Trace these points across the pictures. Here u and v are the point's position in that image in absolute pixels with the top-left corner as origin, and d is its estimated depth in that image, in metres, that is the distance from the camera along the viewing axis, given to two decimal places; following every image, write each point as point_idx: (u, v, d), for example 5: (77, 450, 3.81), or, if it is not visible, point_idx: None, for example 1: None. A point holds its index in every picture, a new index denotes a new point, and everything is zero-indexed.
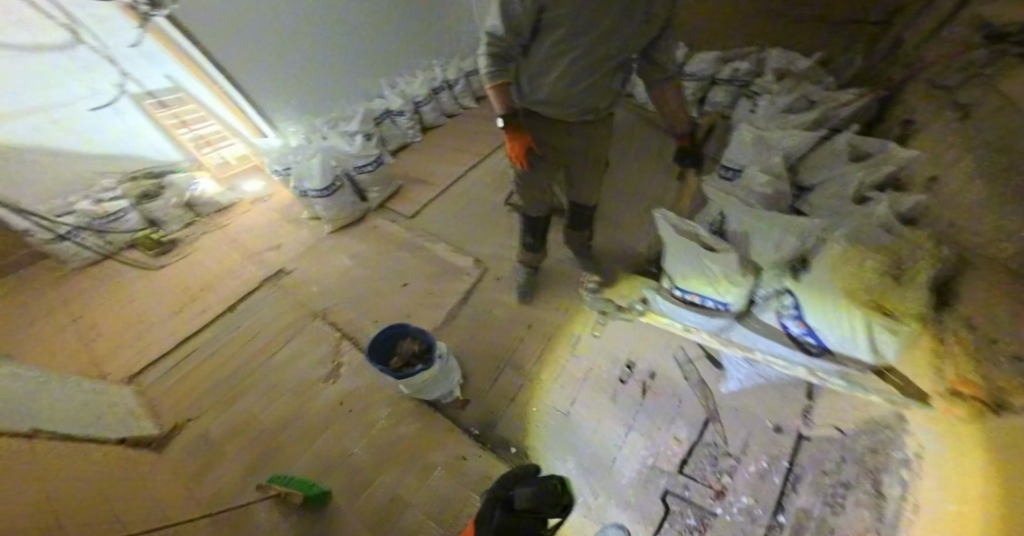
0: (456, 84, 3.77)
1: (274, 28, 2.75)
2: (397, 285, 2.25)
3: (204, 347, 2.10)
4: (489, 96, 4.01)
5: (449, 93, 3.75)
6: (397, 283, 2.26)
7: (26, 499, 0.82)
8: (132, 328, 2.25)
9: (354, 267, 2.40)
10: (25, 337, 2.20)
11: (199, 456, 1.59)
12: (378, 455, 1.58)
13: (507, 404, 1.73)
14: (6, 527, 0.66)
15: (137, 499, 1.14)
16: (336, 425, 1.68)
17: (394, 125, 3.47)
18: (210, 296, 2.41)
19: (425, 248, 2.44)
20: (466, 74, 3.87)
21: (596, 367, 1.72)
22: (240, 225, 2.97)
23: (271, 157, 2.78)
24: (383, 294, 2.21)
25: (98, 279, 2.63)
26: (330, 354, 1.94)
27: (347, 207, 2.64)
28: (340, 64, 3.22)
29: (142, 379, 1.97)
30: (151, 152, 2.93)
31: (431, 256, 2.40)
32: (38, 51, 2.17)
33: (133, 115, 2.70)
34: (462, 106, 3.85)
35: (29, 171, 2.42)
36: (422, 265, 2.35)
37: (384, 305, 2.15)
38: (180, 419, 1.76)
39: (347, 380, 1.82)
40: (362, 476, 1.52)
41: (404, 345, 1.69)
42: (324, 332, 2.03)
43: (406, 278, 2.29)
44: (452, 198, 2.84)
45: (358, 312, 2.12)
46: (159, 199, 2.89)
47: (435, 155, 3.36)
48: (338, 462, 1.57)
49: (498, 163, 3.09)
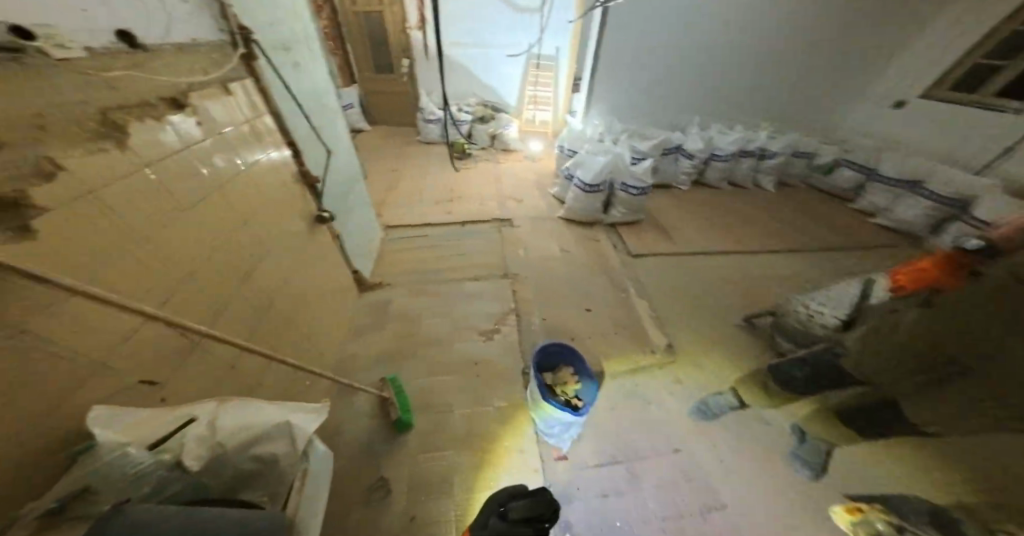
0: (769, 158, 3.39)
1: (650, 44, 3.19)
2: (585, 303, 2.09)
3: (429, 237, 2.49)
4: (794, 192, 3.49)
5: (754, 162, 3.41)
6: (587, 301, 2.11)
7: (219, 274, 1.02)
8: (410, 194, 2.94)
9: (561, 260, 2.39)
10: (373, 168, 3.27)
11: (371, 315, 1.89)
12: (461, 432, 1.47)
13: (597, 499, 1.33)
14: (131, 279, 0.75)
15: (305, 326, 1.43)
16: (454, 375, 1.66)
17: (674, 163, 3.37)
18: (456, 204, 2.84)
19: (632, 293, 2.19)
20: (792, 153, 3.47)
21: None
22: (506, 168, 3.41)
23: (567, 134, 3.06)
24: (570, 300, 2.10)
25: (416, 153, 3.59)
26: (498, 312, 1.96)
27: (591, 208, 2.66)
28: (676, 88, 3.46)
29: (389, 231, 2.51)
30: (504, 95, 4.01)
31: (632, 303, 2.14)
32: (516, 11, 3.42)
33: (518, 68, 3.79)
34: (756, 181, 3.51)
35: (454, 76, 3.87)
36: (619, 304, 2.12)
37: (567, 310, 2.04)
38: (386, 278, 2.13)
39: (492, 347, 1.79)
40: (438, 438, 1.44)
41: (563, 373, 1.55)
42: (505, 294, 2.07)
43: (599, 304, 2.11)
44: (687, 266, 2.47)
45: (540, 299, 2.08)
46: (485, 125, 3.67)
47: (694, 215, 3.03)
48: (433, 408, 1.53)
49: (763, 267, 2.50)
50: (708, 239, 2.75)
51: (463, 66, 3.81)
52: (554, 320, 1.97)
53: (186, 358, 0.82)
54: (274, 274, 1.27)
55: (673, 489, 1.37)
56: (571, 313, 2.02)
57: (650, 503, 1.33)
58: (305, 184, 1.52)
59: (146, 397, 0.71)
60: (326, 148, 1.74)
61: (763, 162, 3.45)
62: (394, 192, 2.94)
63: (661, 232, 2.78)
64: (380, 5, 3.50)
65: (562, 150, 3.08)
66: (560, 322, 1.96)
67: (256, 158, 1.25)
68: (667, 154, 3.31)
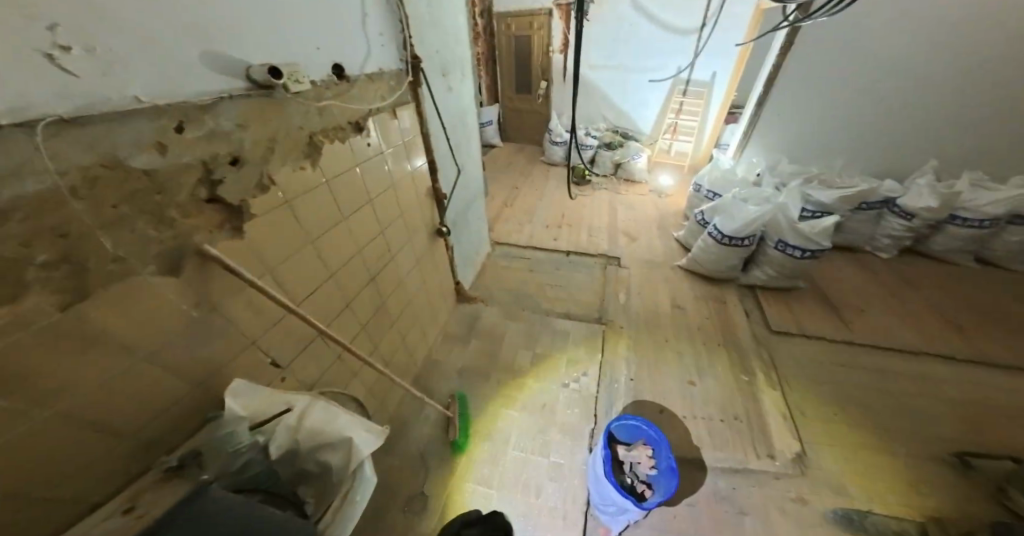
0: None
1: (859, 66, 2.38)
2: (689, 375, 1.74)
3: (530, 260, 2.53)
4: None
5: None
6: (692, 374, 1.75)
7: (363, 275, 1.23)
8: (524, 214, 3.06)
9: (667, 316, 2.08)
10: (499, 184, 3.54)
11: (461, 327, 2.03)
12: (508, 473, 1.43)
13: None
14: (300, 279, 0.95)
15: (405, 328, 1.61)
16: (518, 411, 1.63)
17: (873, 221, 2.50)
18: (566, 231, 2.81)
19: (755, 378, 1.72)
20: None
21: None
22: (628, 199, 3.19)
23: (714, 172, 2.60)
24: (670, 368, 1.79)
25: (541, 174, 3.72)
26: (581, 361, 1.82)
27: (724, 266, 2.22)
28: (888, 126, 2.50)
29: (496, 247, 2.67)
30: (640, 122, 3.77)
31: (758, 393, 1.66)
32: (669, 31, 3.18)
33: (661, 93, 3.51)
34: None
35: (590, 101, 3.83)
36: (736, 389, 1.68)
37: (663, 378, 1.74)
38: (484, 295, 2.25)
39: (562, 393, 1.67)
40: (485, 470, 1.44)
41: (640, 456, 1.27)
42: (590, 341, 1.92)
43: (707, 381, 1.72)
44: (859, 361, 1.78)
45: (630, 354, 1.85)
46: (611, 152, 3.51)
47: (889, 293, 2.19)
48: (490, 438, 1.55)
49: (1015, 398, 1.60)
50: (910, 335, 1.91)
51: (601, 92, 3.74)
52: (644, 385, 1.71)
53: (303, 346, 1.04)
54: (396, 280, 1.46)
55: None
56: (668, 384, 1.71)
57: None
58: (435, 200, 1.64)
59: (270, 373, 0.95)
60: (457, 166, 1.88)
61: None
62: (510, 211, 3.10)
63: (826, 311, 2.09)
64: (532, 29, 3.77)
65: (699, 190, 2.66)
66: (652, 390, 1.68)
67: (404, 174, 1.38)
68: (865, 210, 2.46)
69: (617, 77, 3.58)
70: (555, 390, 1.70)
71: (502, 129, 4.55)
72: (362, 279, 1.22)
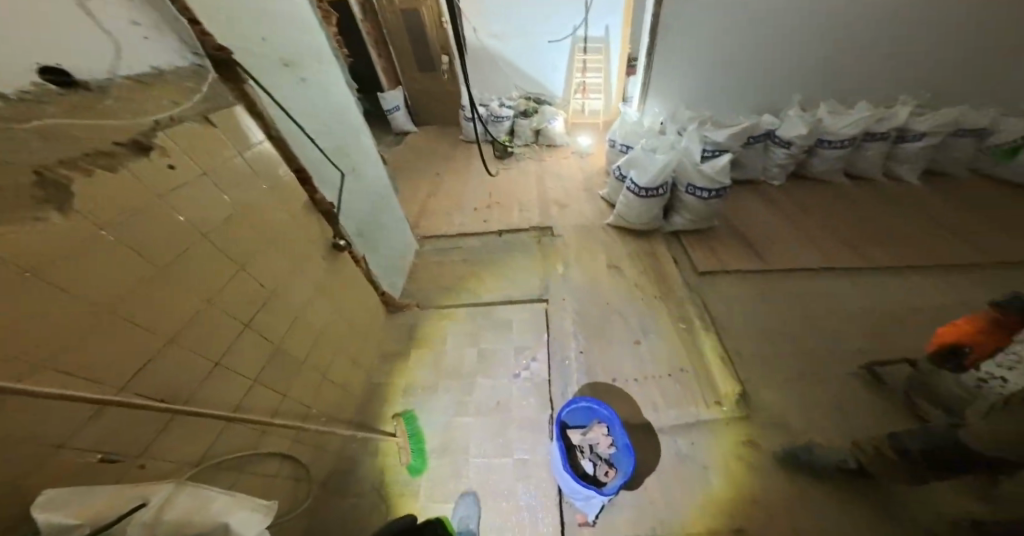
0: (907, 140, 2.57)
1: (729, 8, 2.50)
2: (634, 335, 1.77)
3: (463, 250, 2.37)
4: (945, 183, 2.63)
5: (884, 145, 2.60)
6: (636, 333, 1.78)
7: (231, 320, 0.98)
8: (450, 200, 2.86)
9: (607, 278, 2.08)
10: (418, 173, 3.27)
11: (398, 339, 1.84)
12: (472, 484, 1.33)
13: None
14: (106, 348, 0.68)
15: (322, 364, 1.38)
16: (473, 415, 1.52)
17: (762, 152, 2.72)
18: (496, 211, 2.67)
19: (693, 324, 1.80)
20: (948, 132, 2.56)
21: None
22: (553, 166, 3.12)
23: (623, 126, 2.61)
24: (615, 331, 1.79)
25: (461, 155, 3.50)
26: (528, 345, 1.76)
27: (647, 217, 2.26)
28: (764, 60, 2.70)
29: (424, 243, 2.46)
30: (551, 85, 3.67)
31: (696, 338, 1.74)
32: None
33: (564, 54, 3.43)
34: (883, 171, 2.71)
35: (495, 70, 3.64)
36: (678, 340, 1.74)
37: (610, 343, 1.74)
38: (418, 299, 2.06)
39: (516, 386, 1.60)
40: (449, 487, 1.33)
41: (597, 433, 1.26)
42: (537, 321, 1.87)
43: (651, 337, 1.76)
44: (774, 287, 1.96)
45: (576, 327, 1.83)
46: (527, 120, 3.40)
47: (789, 219, 2.42)
48: (449, 450, 1.43)
49: (890, 292, 1.88)
50: (810, 254, 2.13)
51: (506, 59, 3.55)
52: (593, 355, 1.69)
53: (158, 427, 0.79)
54: (287, 314, 1.21)
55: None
56: (615, 349, 1.72)
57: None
58: (320, 212, 1.40)
59: (115, 469, 0.70)
60: (340, 169, 1.59)
61: (898, 147, 2.64)
62: (434, 201, 2.88)
63: (742, 244, 2.25)
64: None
65: (614, 145, 2.68)
66: (602, 358, 1.68)
67: (259, 187, 1.11)
68: (752, 143, 2.67)
69: (517, 43, 3.41)
70: (506, 382, 1.62)
71: (411, 111, 4.18)
72: (229, 325, 0.98)
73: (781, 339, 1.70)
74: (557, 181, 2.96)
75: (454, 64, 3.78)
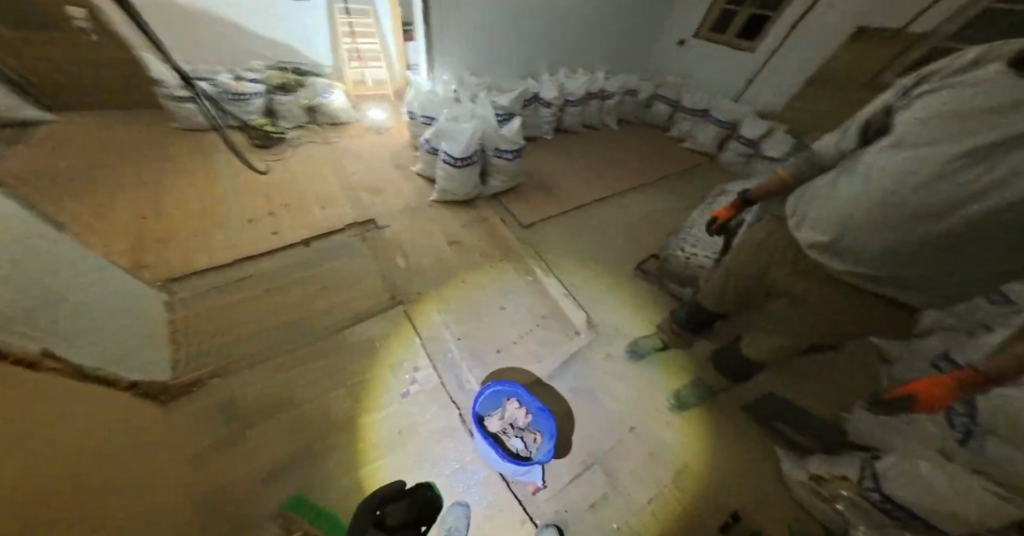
0: (611, 98, 3.59)
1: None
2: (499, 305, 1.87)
3: (259, 278, 1.74)
4: (630, 125, 3.92)
5: (599, 103, 3.57)
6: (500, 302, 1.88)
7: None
8: (200, 217, 1.96)
9: (454, 255, 2.05)
10: (106, 186, 1.99)
11: (209, 430, 1.25)
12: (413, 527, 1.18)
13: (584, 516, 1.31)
14: None
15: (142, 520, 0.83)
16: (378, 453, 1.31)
17: (535, 114, 3.18)
18: (287, 216, 2.05)
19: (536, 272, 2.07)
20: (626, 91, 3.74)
21: (701, 514, 1.35)
22: (343, 148, 2.63)
23: (417, 95, 2.43)
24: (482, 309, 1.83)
25: (189, 148, 2.38)
26: (410, 362, 1.57)
27: (469, 186, 2.29)
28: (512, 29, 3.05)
29: (178, 287, 1.62)
30: (306, 49, 2.94)
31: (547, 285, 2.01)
32: None
33: (321, 13, 2.80)
34: (602, 122, 3.72)
35: (208, 24, 2.53)
36: (534, 294, 1.97)
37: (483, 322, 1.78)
38: (223, 356, 1.44)
39: (414, 406, 1.44)
40: None
41: (511, 412, 1.45)
42: (400, 326, 1.67)
43: (512, 301, 1.90)
44: (575, 223, 2.48)
45: (445, 316, 1.76)
46: (290, 95, 2.67)
47: (565, 165, 3.04)
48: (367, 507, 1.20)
49: (629, 206, 2.76)
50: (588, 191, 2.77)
51: (228, 16, 2.55)
52: (475, 342, 1.71)
53: None
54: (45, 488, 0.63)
55: (634, 465, 1.46)
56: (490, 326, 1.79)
57: (623, 486, 1.40)
58: None
59: None
60: None
61: (604, 102, 3.62)
62: (164, 224, 1.87)
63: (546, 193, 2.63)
64: None
65: (415, 117, 2.49)
66: (484, 340, 1.72)
67: None
68: (528, 106, 3.09)
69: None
70: (405, 407, 1.44)
71: (19, 87, 2.32)
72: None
73: (594, 264, 2.21)
74: (357, 162, 2.53)
75: (105, 6, 2.29)
